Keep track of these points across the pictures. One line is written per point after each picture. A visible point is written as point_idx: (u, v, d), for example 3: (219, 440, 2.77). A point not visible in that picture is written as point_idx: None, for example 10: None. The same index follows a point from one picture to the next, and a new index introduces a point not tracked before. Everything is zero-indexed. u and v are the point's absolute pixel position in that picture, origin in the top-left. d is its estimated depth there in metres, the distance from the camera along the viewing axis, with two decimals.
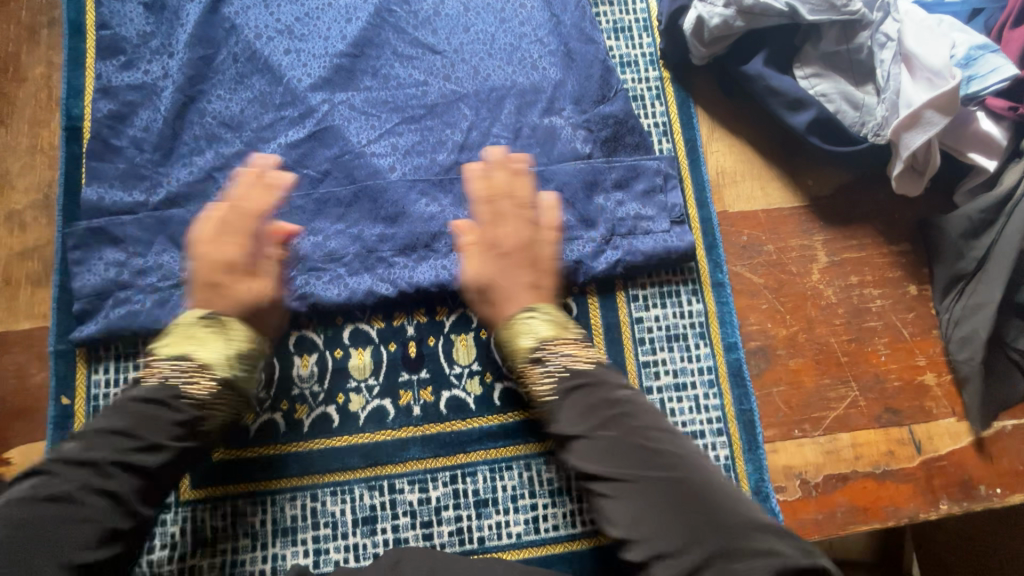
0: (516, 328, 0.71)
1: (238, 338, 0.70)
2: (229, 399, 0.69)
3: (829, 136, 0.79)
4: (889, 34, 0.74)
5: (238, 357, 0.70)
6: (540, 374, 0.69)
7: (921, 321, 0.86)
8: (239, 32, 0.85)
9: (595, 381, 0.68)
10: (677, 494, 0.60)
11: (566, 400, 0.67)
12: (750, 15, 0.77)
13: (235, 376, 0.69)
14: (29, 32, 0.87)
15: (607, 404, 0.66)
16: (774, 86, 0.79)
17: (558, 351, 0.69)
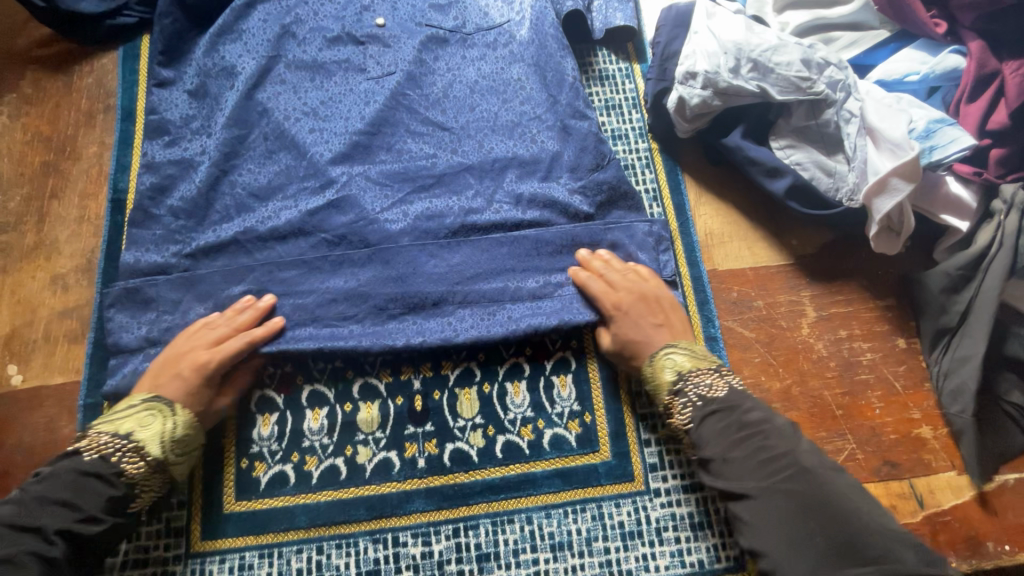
0: (652, 369, 0.80)
1: (187, 434, 0.76)
2: (157, 480, 0.74)
3: (806, 201, 0.85)
4: (852, 111, 0.81)
5: (187, 453, 0.76)
6: (680, 406, 0.77)
7: (912, 374, 0.88)
8: (270, 115, 0.95)
9: (728, 406, 0.75)
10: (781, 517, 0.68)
11: (703, 425, 0.75)
12: (726, 95, 0.85)
13: (179, 467, 0.75)
14: (87, 117, 0.98)
15: (747, 432, 0.73)
16: (752, 156, 0.86)
17: (694, 381, 0.78)
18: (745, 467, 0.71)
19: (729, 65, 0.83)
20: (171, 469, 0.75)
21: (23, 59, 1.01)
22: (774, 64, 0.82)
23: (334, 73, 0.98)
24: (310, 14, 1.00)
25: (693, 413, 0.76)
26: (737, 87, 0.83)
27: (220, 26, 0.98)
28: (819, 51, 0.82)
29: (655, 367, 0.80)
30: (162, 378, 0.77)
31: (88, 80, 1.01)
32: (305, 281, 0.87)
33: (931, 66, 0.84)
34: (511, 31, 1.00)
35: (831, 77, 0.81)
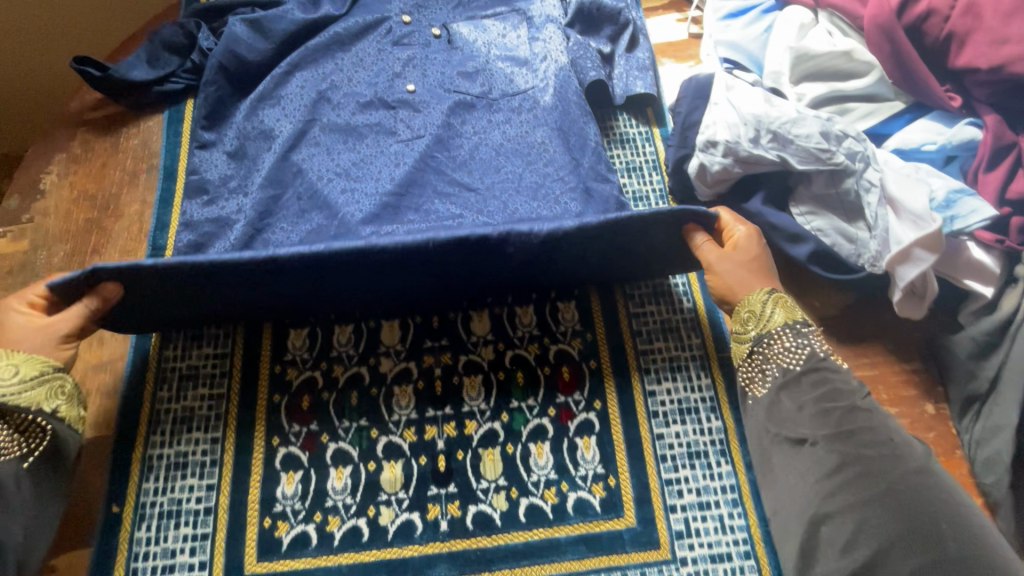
0: (766, 302, 0.80)
1: (13, 362, 0.72)
2: (13, 422, 0.72)
3: (826, 265, 0.87)
4: (872, 181, 0.82)
5: (25, 380, 0.72)
6: (794, 344, 0.78)
7: (941, 440, 0.86)
8: (304, 175, 1.00)
9: (842, 379, 0.76)
10: (866, 488, 0.68)
11: (808, 381, 0.76)
12: (747, 163, 0.88)
13: (23, 395, 0.71)
14: (131, 177, 1.03)
15: (850, 409, 0.73)
16: (773, 223, 0.88)
17: (812, 337, 0.78)
18: (840, 434, 0.72)
19: (749, 135, 0.86)
20: (9, 402, 0.70)
21: (75, 120, 1.08)
22: (794, 135, 0.84)
23: (366, 136, 1.03)
24: (346, 81, 1.06)
25: (804, 362, 0.77)
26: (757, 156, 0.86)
27: (261, 92, 1.04)
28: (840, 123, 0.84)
29: (769, 302, 0.80)
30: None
31: (133, 141, 1.06)
32: None
33: (948, 136, 0.86)
34: (535, 96, 1.04)
35: (850, 148, 0.83)
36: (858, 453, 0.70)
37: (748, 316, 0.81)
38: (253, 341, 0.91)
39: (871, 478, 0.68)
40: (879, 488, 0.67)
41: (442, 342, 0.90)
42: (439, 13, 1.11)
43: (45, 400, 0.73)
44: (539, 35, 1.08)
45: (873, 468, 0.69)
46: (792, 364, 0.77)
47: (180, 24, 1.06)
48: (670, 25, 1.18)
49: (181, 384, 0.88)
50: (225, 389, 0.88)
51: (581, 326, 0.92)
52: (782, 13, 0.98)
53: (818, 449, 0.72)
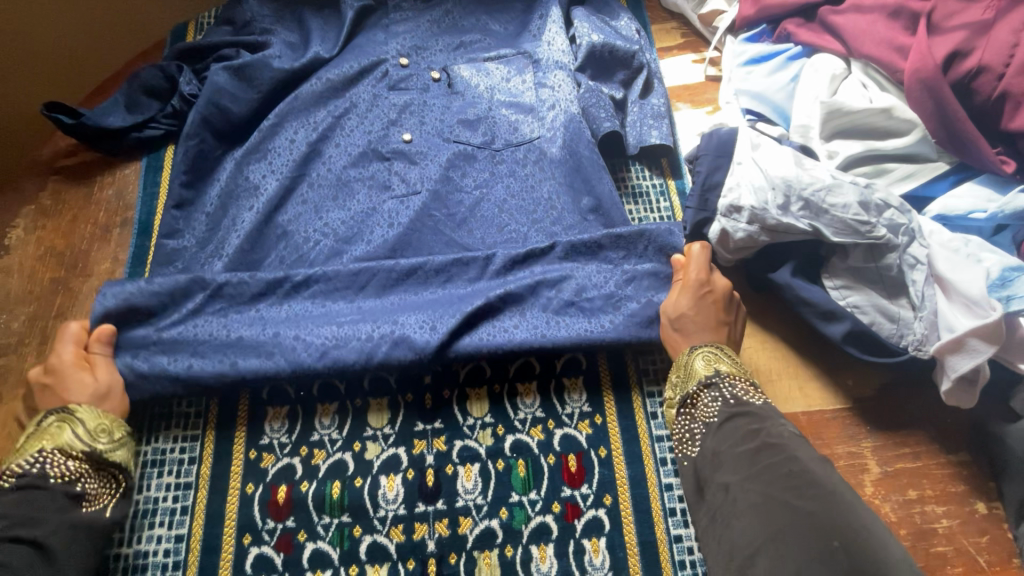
0: (688, 360, 0.77)
1: (107, 423, 0.74)
2: (102, 472, 0.73)
3: (866, 347, 0.77)
4: (917, 257, 0.74)
5: (115, 439, 0.74)
6: (708, 399, 0.74)
7: (996, 546, 0.76)
8: (290, 234, 0.92)
9: (756, 415, 0.70)
10: (764, 458, 0.65)
11: (726, 424, 0.71)
12: (775, 231, 0.79)
13: (117, 453, 0.74)
14: (103, 231, 0.96)
15: (760, 442, 0.67)
16: (805, 297, 0.79)
17: (728, 383, 0.74)
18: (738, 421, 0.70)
19: (777, 201, 0.78)
20: (109, 458, 0.73)
21: (47, 168, 1.01)
22: (830, 204, 0.76)
23: (358, 193, 0.95)
24: (338, 130, 0.98)
25: (720, 410, 0.72)
26: (788, 225, 0.78)
27: (247, 146, 0.96)
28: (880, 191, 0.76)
29: (692, 360, 0.77)
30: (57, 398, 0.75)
31: (108, 191, 0.99)
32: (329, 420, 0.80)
33: (1000, 204, 0.76)
34: (542, 147, 0.96)
35: (892, 219, 0.75)
36: (753, 433, 0.68)
37: (676, 376, 0.78)
38: (227, 422, 0.82)
39: (768, 449, 0.66)
40: (776, 458, 0.64)
41: (436, 425, 0.82)
42: (439, 56, 1.03)
43: (132, 458, 0.76)
44: (546, 79, 0.99)
45: (769, 444, 0.66)
46: (709, 415, 0.73)
47: (160, 67, 0.99)
48: (687, 66, 1.10)
49: (145, 472, 0.79)
50: (195, 478, 0.79)
51: (590, 408, 0.83)
52: (810, 62, 0.90)
53: (719, 431, 0.70)
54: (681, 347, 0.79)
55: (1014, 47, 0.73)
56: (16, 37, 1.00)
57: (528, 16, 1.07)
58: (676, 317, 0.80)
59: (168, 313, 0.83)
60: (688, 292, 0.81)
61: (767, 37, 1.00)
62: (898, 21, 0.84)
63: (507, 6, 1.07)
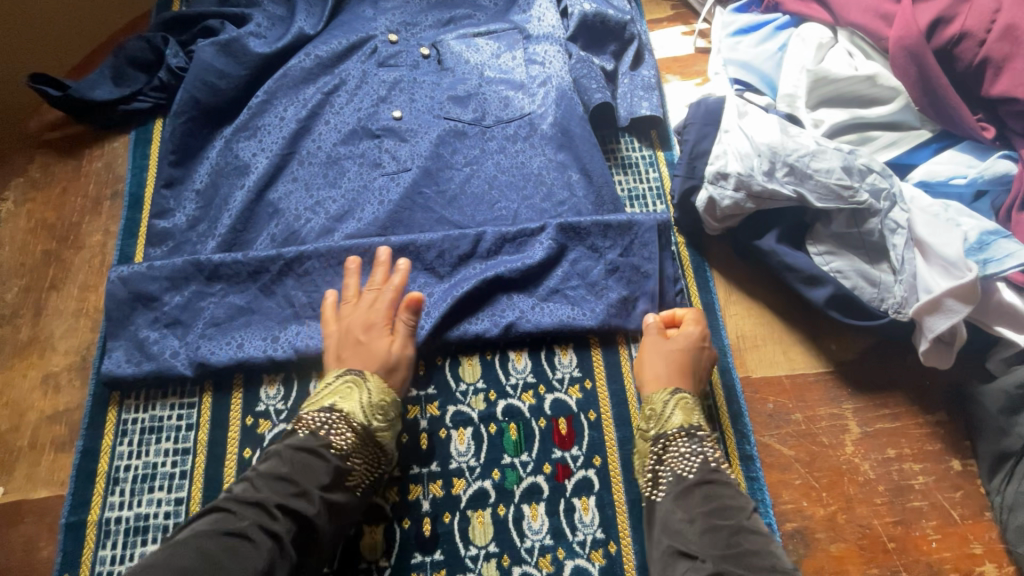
0: (666, 402, 0.76)
1: (385, 400, 0.75)
2: (366, 451, 0.73)
3: (848, 310, 0.79)
4: (898, 221, 0.76)
5: (388, 420, 0.75)
6: (688, 450, 0.73)
7: (969, 501, 0.79)
8: (283, 208, 0.92)
9: (727, 491, 0.69)
10: (733, 536, 0.64)
11: (696, 491, 0.69)
12: (760, 198, 0.80)
13: (385, 436, 0.75)
14: (93, 204, 0.96)
15: (734, 525, 0.65)
16: (789, 262, 0.81)
17: (707, 443, 0.74)
18: (715, 491, 0.69)
19: (763, 168, 0.79)
20: (378, 434, 0.74)
21: (34, 141, 1.00)
22: (814, 170, 0.77)
23: (348, 170, 0.95)
24: (328, 107, 0.98)
25: (697, 471, 0.71)
26: (773, 190, 0.79)
27: (238, 124, 0.96)
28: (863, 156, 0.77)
29: (670, 402, 0.76)
30: (345, 348, 0.79)
31: (97, 164, 0.98)
32: None
33: (980, 170, 0.78)
34: (533, 123, 0.97)
35: (874, 184, 0.76)
36: (728, 512, 0.67)
37: (647, 413, 0.78)
38: (224, 391, 0.83)
39: (742, 533, 0.65)
40: (744, 540, 0.64)
41: (429, 391, 0.84)
42: (428, 32, 1.03)
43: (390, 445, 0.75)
44: (536, 53, 0.99)
45: (743, 526, 0.65)
46: (685, 472, 0.72)
47: (146, 39, 0.98)
48: (676, 39, 1.10)
49: (143, 439, 0.81)
50: (193, 444, 0.81)
51: (580, 373, 0.85)
52: (798, 31, 0.90)
53: (693, 496, 0.69)
54: (654, 384, 0.79)
55: (996, 13, 0.74)
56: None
57: None
58: (667, 352, 0.80)
59: (162, 286, 0.84)
60: (687, 338, 0.81)
61: (756, 6, 1.00)
62: None
63: None
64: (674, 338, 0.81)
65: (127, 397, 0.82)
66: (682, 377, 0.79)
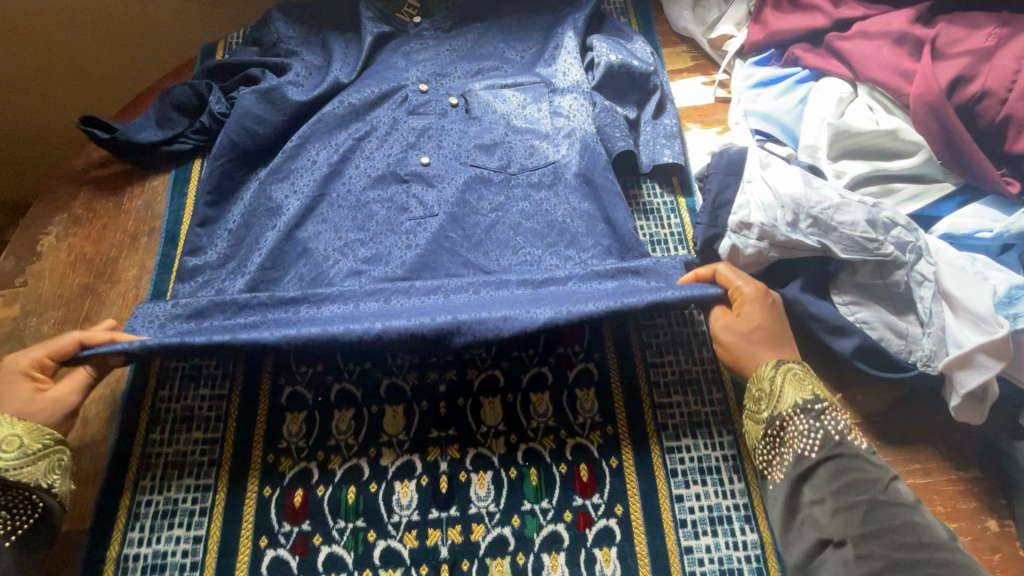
0: (774, 379, 0.75)
1: (20, 433, 0.70)
2: (6, 494, 0.68)
3: (873, 361, 0.79)
4: (924, 274, 0.76)
5: (29, 453, 0.70)
6: (804, 427, 0.72)
7: (1009, 564, 0.76)
8: (312, 251, 0.95)
9: (865, 463, 0.69)
10: (880, 507, 0.65)
11: (827, 466, 0.69)
12: (784, 248, 0.81)
13: (23, 471, 0.69)
14: (131, 240, 0.99)
15: (883, 497, 0.66)
16: (814, 312, 0.80)
17: (826, 417, 0.72)
18: (842, 466, 0.69)
19: (786, 219, 0.80)
20: (12, 476, 0.68)
21: (79, 178, 1.05)
22: (838, 222, 0.78)
23: (376, 213, 0.98)
24: (359, 151, 1.02)
25: (819, 449, 0.70)
26: (796, 241, 0.79)
27: (272, 168, 1.00)
28: (887, 210, 0.78)
29: (779, 379, 0.75)
30: None
31: (137, 201, 1.03)
32: (359, 437, 0.83)
33: (1006, 224, 0.78)
34: (557, 171, 0.99)
35: (899, 237, 0.77)
36: (862, 485, 0.67)
37: (756, 393, 0.77)
38: (247, 422, 0.84)
39: (880, 505, 0.65)
40: (898, 512, 0.64)
41: (450, 433, 0.84)
42: (457, 83, 1.07)
43: (46, 472, 0.70)
44: (561, 106, 1.03)
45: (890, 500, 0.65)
46: (807, 451, 0.71)
47: (191, 85, 1.03)
48: (697, 89, 1.13)
49: (175, 427, 0.84)
50: (222, 434, 0.84)
51: (601, 418, 0.85)
52: (818, 86, 0.93)
53: (820, 474, 0.69)
54: (753, 364, 0.78)
55: (1016, 74, 0.76)
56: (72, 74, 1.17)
57: (543, 45, 1.10)
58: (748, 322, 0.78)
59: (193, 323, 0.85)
60: (757, 304, 0.79)
61: (775, 60, 1.02)
62: (903, 48, 0.85)
63: (525, 34, 1.11)
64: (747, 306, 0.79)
65: (169, 365, 0.88)
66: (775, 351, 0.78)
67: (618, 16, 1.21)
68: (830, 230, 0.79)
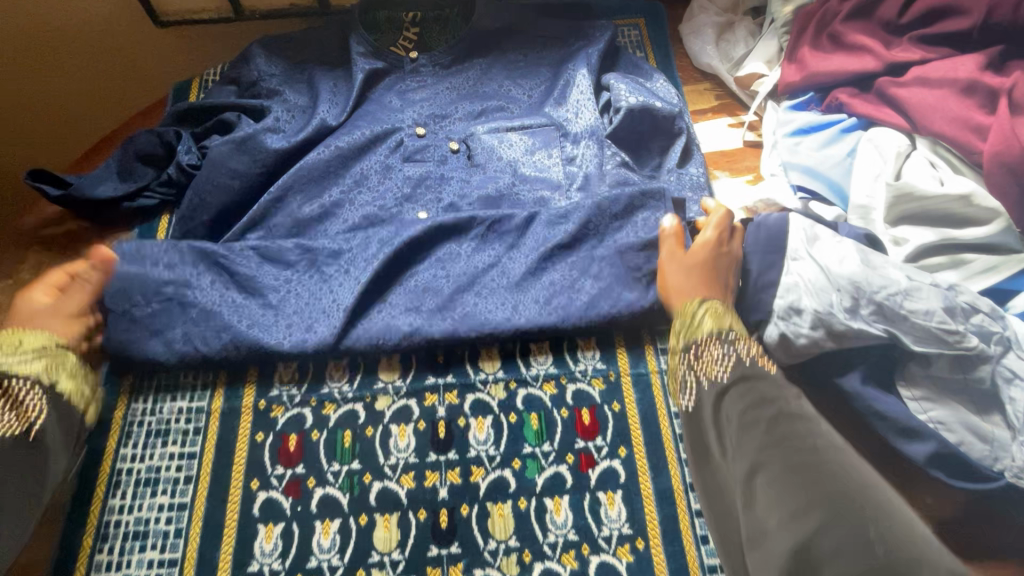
0: (697, 311, 0.72)
1: (18, 338, 0.70)
2: (13, 401, 0.67)
3: (951, 470, 0.67)
4: (1014, 369, 0.66)
5: (25, 351, 0.69)
6: (718, 354, 0.67)
7: None
8: (283, 308, 0.79)
9: (766, 382, 0.64)
10: (776, 420, 0.59)
11: (733, 381, 0.65)
12: (842, 337, 0.70)
13: (27, 359, 0.69)
14: None
15: (781, 412, 0.60)
16: (880, 409, 0.69)
17: (739, 344, 0.68)
18: (750, 382, 0.64)
19: (846, 304, 0.69)
20: (15, 371, 0.68)
21: (29, 238, 0.92)
22: (908, 309, 0.68)
23: None
24: (347, 205, 0.90)
25: (731, 371, 0.65)
26: (859, 329, 0.68)
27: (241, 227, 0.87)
28: (966, 294, 0.69)
29: (697, 312, 0.72)
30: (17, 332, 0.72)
31: None
32: (345, 557, 0.71)
33: None
34: None
35: (982, 326, 0.68)
36: (769, 398, 0.62)
37: (678, 325, 0.73)
38: (212, 542, 0.72)
39: (782, 420, 0.59)
40: (794, 426, 0.59)
41: (453, 549, 0.71)
42: (458, 125, 0.95)
43: (50, 369, 0.70)
44: (574, 153, 0.92)
45: (785, 411, 0.60)
46: (718, 374, 0.66)
47: (158, 132, 0.92)
48: (724, 131, 1.02)
49: (125, 546, 0.71)
50: (182, 554, 0.71)
51: (631, 530, 0.72)
52: (868, 135, 0.82)
53: (732, 397, 0.64)
54: (681, 298, 0.75)
55: None
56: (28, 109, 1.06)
57: (553, 82, 0.99)
58: (688, 266, 0.76)
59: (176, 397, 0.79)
60: (704, 248, 0.77)
61: (815, 104, 0.91)
62: (972, 99, 0.75)
63: (533, 71, 1.00)
64: (694, 249, 0.77)
65: (120, 465, 0.75)
66: (708, 288, 0.74)
67: (634, 49, 1.09)
68: (897, 318, 0.68)
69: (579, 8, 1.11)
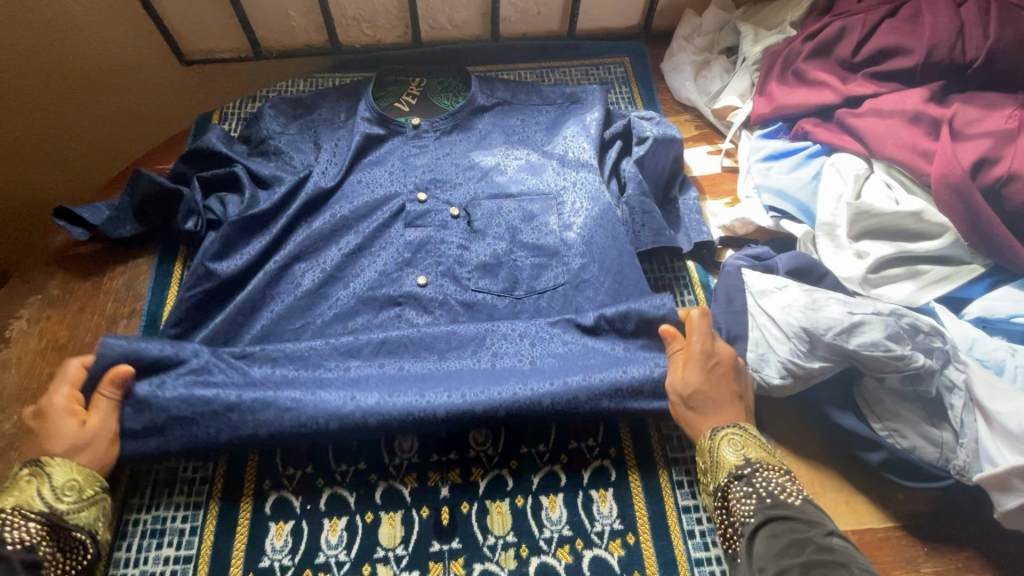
0: (712, 448, 0.73)
1: (76, 476, 0.69)
2: (60, 538, 0.66)
3: (905, 472, 0.75)
4: (955, 380, 0.72)
5: (85, 497, 0.69)
6: (740, 494, 0.69)
7: None
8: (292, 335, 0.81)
9: (794, 528, 0.64)
10: (802, 559, 0.61)
11: (762, 532, 0.66)
12: (810, 378, 0.77)
13: (81, 514, 0.68)
14: (109, 322, 0.93)
15: (808, 556, 0.61)
16: (843, 423, 0.77)
17: (760, 479, 0.70)
18: (779, 529, 0.65)
19: (795, 351, 0.76)
20: (70, 521, 0.67)
21: (57, 257, 0.99)
22: (856, 346, 0.73)
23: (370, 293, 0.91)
24: (349, 270, 0.92)
25: (756, 512, 0.67)
26: (818, 368, 0.76)
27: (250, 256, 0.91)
28: (907, 316, 0.74)
29: (717, 448, 0.73)
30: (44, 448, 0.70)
31: (118, 281, 0.97)
32: (352, 552, 0.75)
33: None
34: (569, 295, 0.90)
35: (925, 345, 0.74)
36: (798, 546, 0.62)
37: (703, 466, 0.74)
38: (225, 541, 0.76)
39: (814, 561, 0.60)
40: (822, 564, 0.60)
41: (454, 545, 0.75)
42: (459, 190, 0.98)
43: (97, 522, 0.69)
44: (571, 220, 0.94)
45: (816, 556, 0.61)
46: (745, 517, 0.68)
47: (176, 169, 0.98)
48: (703, 158, 1.11)
49: (142, 544, 0.75)
50: (196, 551, 0.75)
51: (622, 525, 0.77)
52: (831, 160, 0.90)
53: (761, 539, 0.65)
54: (695, 432, 0.75)
55: None
56: (66, 139, 1.17)
57: (545, 115, 1.07)
58: (690, 395, 0.75)
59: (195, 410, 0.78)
60: (698, 367, 0.75)
61: (784, 133, 1.00)
62: (920, 127, 0.84)
63: (523, 113, 1.07)
64: (689, 372, 0.76)
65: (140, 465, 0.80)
66: (718, 413, 0.75)
67: (619, 84, 1.19)
68: (849, 355, 0.74)
69: (569, 55, 1.21)
